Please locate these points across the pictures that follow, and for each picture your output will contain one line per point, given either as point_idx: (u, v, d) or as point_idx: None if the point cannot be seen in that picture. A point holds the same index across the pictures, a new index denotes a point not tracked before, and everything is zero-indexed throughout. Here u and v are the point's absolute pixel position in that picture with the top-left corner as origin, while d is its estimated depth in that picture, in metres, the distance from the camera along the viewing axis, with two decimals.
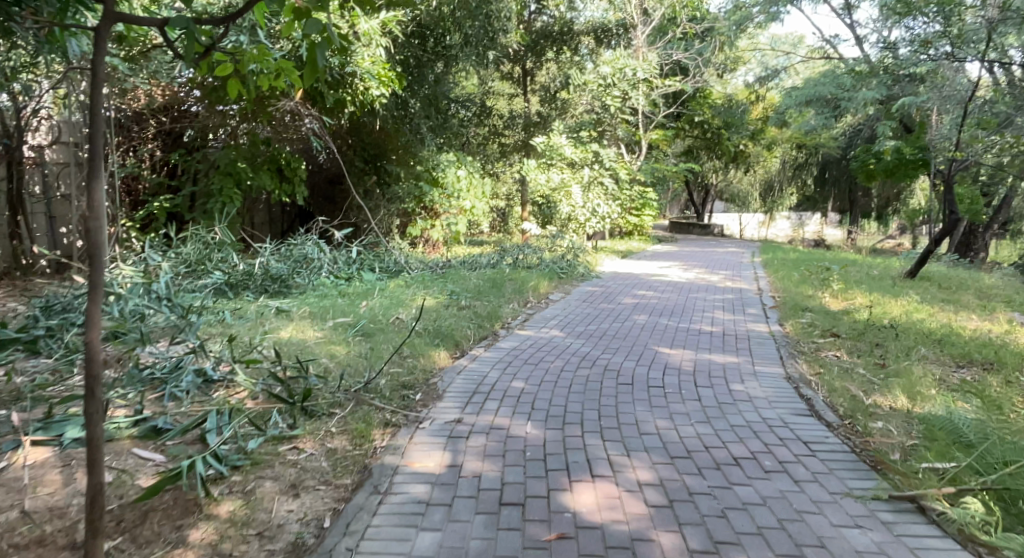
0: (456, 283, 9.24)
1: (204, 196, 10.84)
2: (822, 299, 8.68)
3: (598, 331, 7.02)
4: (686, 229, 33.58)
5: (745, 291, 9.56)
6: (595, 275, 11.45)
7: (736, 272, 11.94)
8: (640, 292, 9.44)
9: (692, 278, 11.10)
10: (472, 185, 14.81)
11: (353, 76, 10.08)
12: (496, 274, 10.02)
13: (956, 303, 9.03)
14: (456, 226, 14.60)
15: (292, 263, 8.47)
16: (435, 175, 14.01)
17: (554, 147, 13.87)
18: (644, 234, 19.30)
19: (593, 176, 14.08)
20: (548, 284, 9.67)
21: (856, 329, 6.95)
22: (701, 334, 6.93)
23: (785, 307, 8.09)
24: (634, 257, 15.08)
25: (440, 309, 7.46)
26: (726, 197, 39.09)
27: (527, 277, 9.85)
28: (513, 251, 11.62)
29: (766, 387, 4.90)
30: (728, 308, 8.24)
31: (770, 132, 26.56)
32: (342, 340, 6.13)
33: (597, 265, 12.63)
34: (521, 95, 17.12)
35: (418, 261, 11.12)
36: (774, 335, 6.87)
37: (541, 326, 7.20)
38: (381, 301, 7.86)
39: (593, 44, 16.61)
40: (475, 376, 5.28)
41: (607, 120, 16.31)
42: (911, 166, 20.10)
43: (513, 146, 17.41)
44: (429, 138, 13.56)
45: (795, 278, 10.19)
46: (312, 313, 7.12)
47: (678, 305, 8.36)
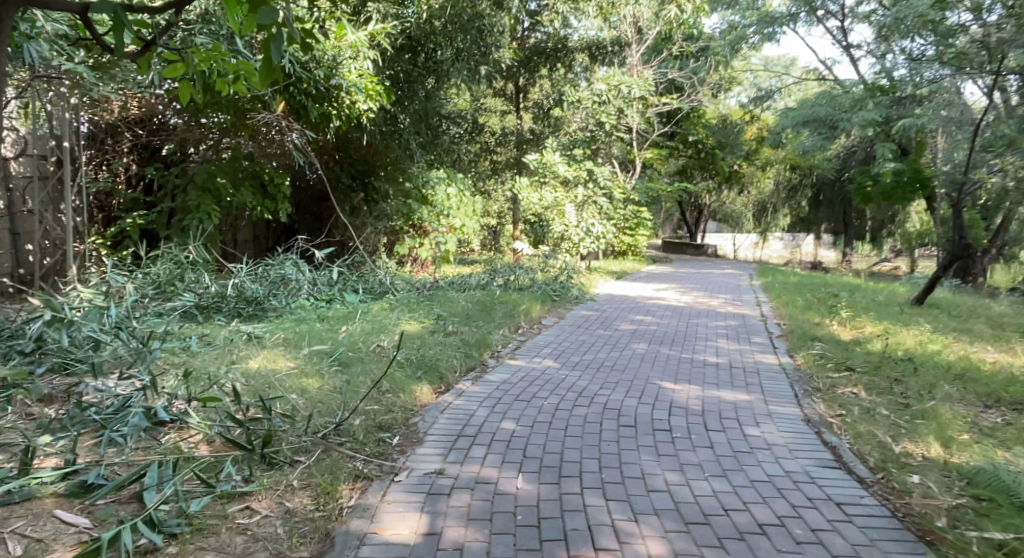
0: (443, 306, 8.74)
1: (182, 212, 10.27)
2: (830, 328, 8.24)
3: (594, 360, 6.51)
4: (679, 249, 33.22)
5: (747, 317, 9.13)
6: (590, 297, 10.97)
7: (736, 295, 11.48)
8: (638, 317, 8.98)
9: (690, 301, 10.66)
10: (462, 204, 14.25)
11: (338, 90, 9.54)
12: (486, 297, 9.53)
13: (969, 333, 8.59)
14: (445, 245, 14.23)
15: (269, 285, 7.95)
16: (425, 193, 13.49)
17: (547, 164, 13.58)
18: (638, 255, 18.85)
19: (587, 195, 13.65)
20: (541, 308, 9.18)
21: (873, 363, 6.48)
22: (706, 366, 6.43)
23: (793, 337, 7.63)
24: (629, 278, 14.61)
25: (425, 336, 6.95)
26: (718, 217, 38.82)
27: (519, 300, 9.36)
28: (505, 271, 11.12)
29: (784, 432, 4.42)
30: (731, 336, 7.77)
31: (764, 153, 26.31)
32: (317, 371, 5.61)
33: (592, 286, 12.17)
34: (513, 111, 16.95)
35: (405, 282, 10.61)
36: (785, 368, 6.39)
37: (532, 355, 6.69)
38: (362, 326, 7.34)
39: (587, 62, 16.00)
40: (460, 414, 4.76)
41: (602, 137, 15.04)
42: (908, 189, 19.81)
43: (505, 163, 17.23)
44: (418, 154, 13.16)
45: (799, 304, 9.75)
46: (287, 340, 6.60)
47: (678, 333, 7.89)
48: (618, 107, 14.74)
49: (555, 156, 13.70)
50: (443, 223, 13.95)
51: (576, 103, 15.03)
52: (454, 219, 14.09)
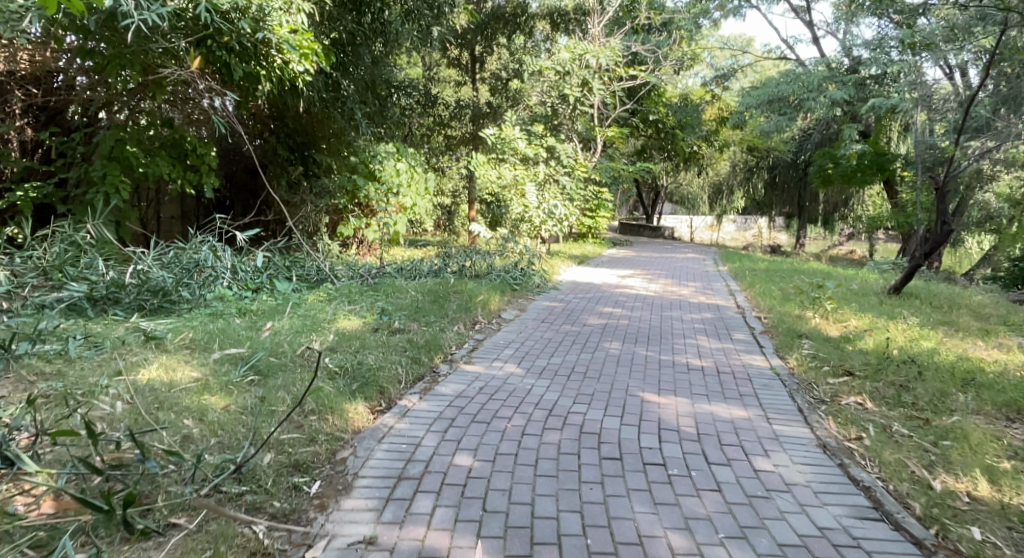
0: (388, 298, 7.71)
1: (84, 184, 8.97)
2: (815, 322, 7.54)
3: (562, 363, 5.61)
4: (635, 230, 32.74)
5: (723, 309, 8.38)
6: (552, 285, 10.09)
7: (707, 282, 10.76)
8: (607, 310, 8.13)
9: (659, 289, 9.92)
10: (413, 181, 13.21)
11: (264, 44, 8.35)
12: (437, 286, 8.52)
13: (957, 325, 7.98)
14: (394, 227, 12.93)
15: (180, 272, 6.77)
16: (372, 168, 12.44)
17: (506, 140, 12.49)
18: (599, 237, 18.08)
19: (547, 173, 12.76)
20: (497, 298, 8.23)
21: (873, 366, 5.74)
22: (689, 369, 5.60)
23: (780, 334, 6.86)
24: (591, 263, 13.76)
25: (365, 337, 5.93)
26: (675, 199, 38.44)
27: (474, 290, 8.37)
28: (458, 254, 10.19)
29: (802, 465, 3.62)
30: (711, 333, 6.94)
31: (724, 135, 25.79)
32: (226, 385, 4.54)
33: (554, 273, 11.25)
34: (469, 83, 15.83)
35: (346, 268, 9.50)
36: (778, 371, 5.59)
37: (491, 358, 5.74)
38: (291, 323, 6.26)
39: (548, 31, 15.15)
40: (402, 443, 3.81)
41: (565, 112, 14.04)
42: (869, 172, 19.51)
43: (460, 138, 16.06)
44: (364, 124, 11.96)
45: (776, 293, 9.05)
46: (195, 341, 5.49)
47: (653, 330, 7.04)
48: (584, 78, 13.67)
49: (515, 131, 12.61)
50: (394, 202, 12.93)
51: (537, 74, 14.00)
52: (406, 197, 13.09)
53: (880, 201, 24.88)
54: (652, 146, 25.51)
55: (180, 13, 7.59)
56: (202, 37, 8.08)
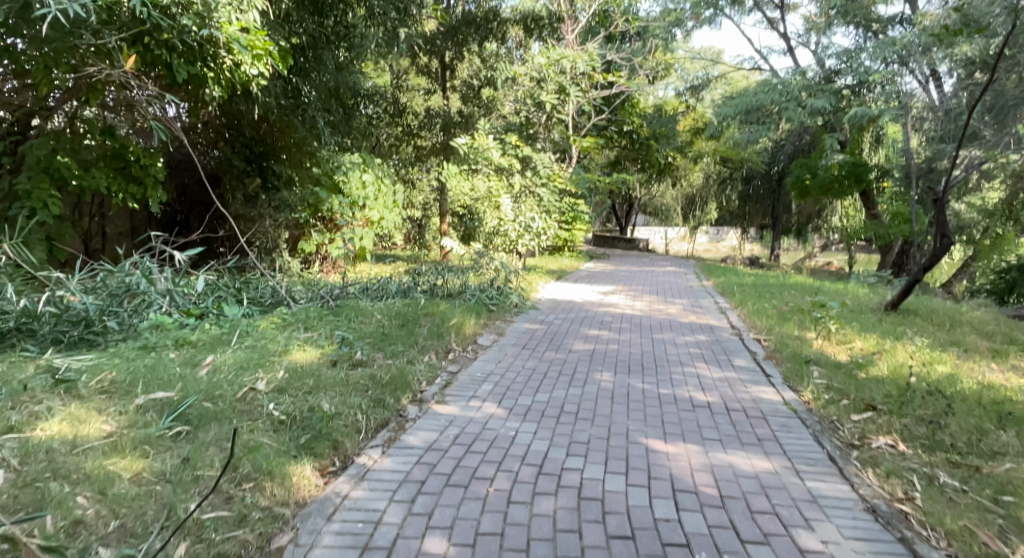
0: (350, 324, 6.90)
1: (9, 197, 8.03)
2: (818, 346, 6.92)
3: (549, 401, 4.86)
4: (610, 242, 32.25)
5: (717, 330, 7.75)
6: (531, 304, 9.37)
7: (693, 299, 10.17)
8: (593, 333, 7.42)
9: (644, 308, 9.27)
10: (380, 193, 12.45)
11: (209, 42, 7.56)
12: (406, 309, 7.72)
13: (964, 345, 7.47)
14: (360, 242, 12.33)
15: (107, 299, 5.87)
16: (336, 179, 11.63)
17: (480, 149, 11.74)
18: (575, 250, 17.47)
19: (523, 185, 12.09)
20: (472, 321, 7.47)
21: (896, 398, 5.12)
22: (694, 404, 4.91)
23: (786, 361, 6.22)
24: (569, 278, 13.12)
25: (321, 374, 5.12)
26: (648, 210, 38.15)
27: (447, 313, 7.60)
28: (430, 272, 9.44)
29: (854, 542, 2.96)
30: (710, 360, 6.26)
31: (699, 146, 25.39)
32: (142, 443, 3.70)
33: (533, 291, 10.50)
34: (438, 91, 15.16)
35: (306, 288, 8.67)
36: (792, 405, 4.93)
37: (466, 397, 4.97)
38: (235, 357, 5.42)
39: (521, 37, 14.41)
40: (358, 523, 3.05)
41: (540, 120, 13.40)
42: (847, 183, 19.22)
43: (430, 148, 15.43)
44: (327, 133, 11.17)
45: (770, 311, 8.46)
46: (117, 381, 4.61)
47: (646, 357, 6.33)
48: (560, 84, 12.98)
49: (489, 140, 11.91)
50: (360, 216, 12.23)
51: (510, 81, 13.38)
52: (373, 211, 12.36)
53: (854, 212, 24.76)
54: (626, 158, 25.00)
55: (112, 7, 6.76)
56: (138, 34, 7.27)
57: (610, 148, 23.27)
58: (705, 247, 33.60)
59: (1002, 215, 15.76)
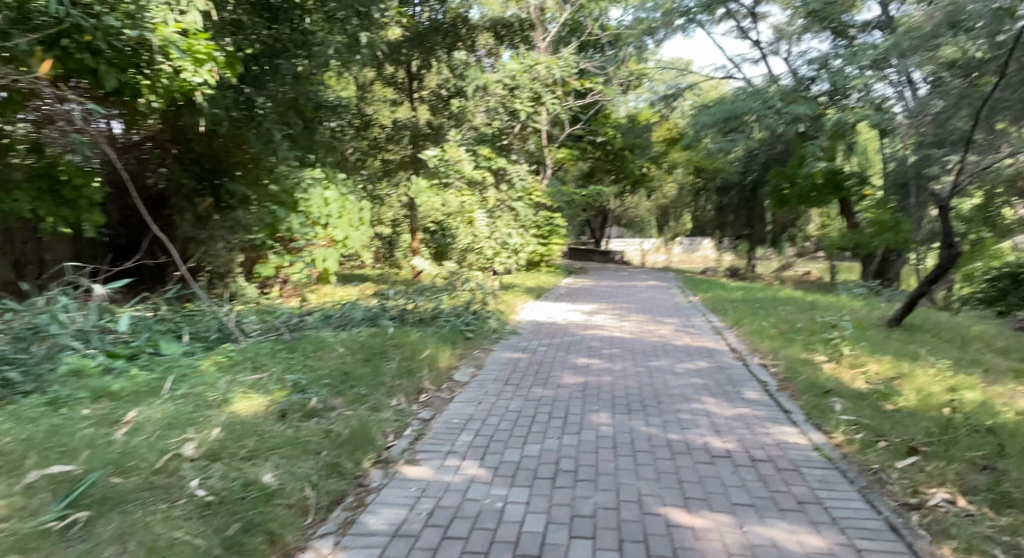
0: (307, 360, 6.04)
1: None
2: (830, 372, 6.26)
3: (542, 456, 4.09)
4: (587, 256, 31.82)
5: (717, 355, 7.04)
6: (511, 328, 8.57)
7: (685, 317, 9.49)
8: (582, 362, 6.65)
9: (634, 329, 8.53)
10: (346, 211, 11.40)
11: (142, 46, 6.73)
12: (371, 340, 6.86)
13: (984, 364, 6.87)
14: (326, 263, 11.26)
15: (9, 345, 4.93)
16: (296, 199, 10.65)
17: (451, 161, 11.10)
18: (552, 266, 16.75)
19: (498, 199, 11.40)
20: (446, 353, 6.64)
21: (938, 437, 4.45)
22: (712, 454, 4.17)
23: (803, 393, 5.49)
24: (549, 296, 12.36)
25: (266, 431, 4.25)
26: (623, 222, 37.70)
27: (418, 343, 6.74)
28: (399, 295, 8.60)
29: None
30: (717, 394, 5.52)
31: (673, 156, 24.90)
32: (18, 545, 2.82)
33: (513, 314, 9.57)
34: (406, 102, 14.40)
35: (260, 318, 7.77)
36: (825, 451, 4.21)
37: (442, 453, 4.16)
38: (164, 411, 4.53)
39: (491, 45, 13.74)
40: None
41: (514, 130, 12.68)
42: (827, 191, 18.85)
43: (399, 163, 14.62)
44: (285, 146, 10.31)
45: (769, 331, 7.79)
46: (4, 453, 3.69)
47: (645, 392, 5.57)
48: (535, 91, 12.20)
49: (461, 151, 11.25)
50: (323, 234, 11.08)
51: (482, 89, 12.67)
52: (337, 229, 11.21)
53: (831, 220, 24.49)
54: (600, 170, 24.39)
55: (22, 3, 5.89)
56: (54, 35, 6.41)
57: (584, 161, 22.63)
58: (681, 258, 33.19)
59: (983, 221, 15.45)
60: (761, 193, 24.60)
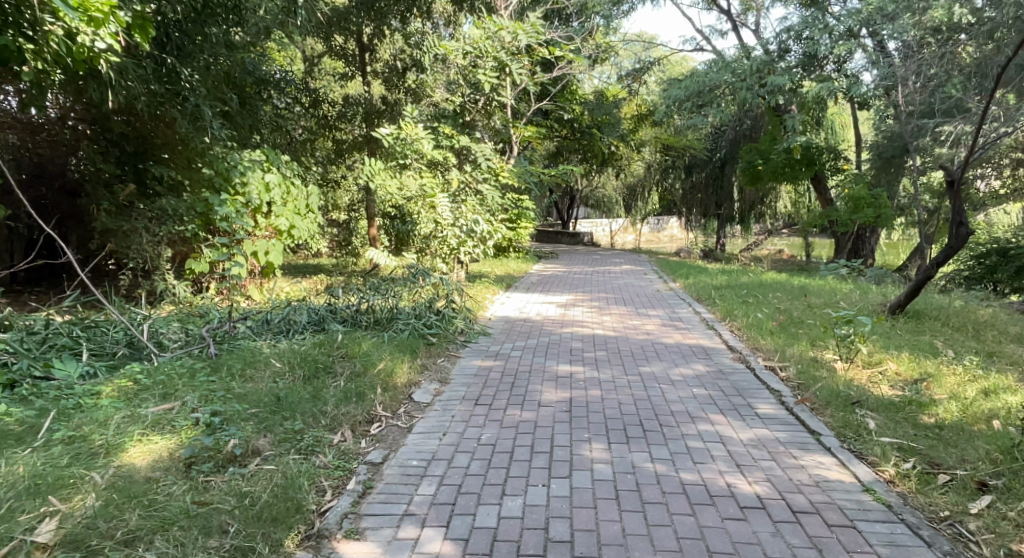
0: (233, 382, 4.95)
1: None
2: (848, 376, 5.40)
3: (526, 519, 3.18)
4: (555, 238, 30.94)
5: (715, 356, 6.16)
6: (480, 327, 7.56)
7: (671, 308, 8.63)
8: (563, 371, 5.71)
9: (617, 325, 7.63)
10: (290, 196, 10.20)
11: (19, 1, 5.62)
12: (316, 352, 5.78)
13: (1012, 357, 6.10)
14: (270, 256, 9.93)
15: None
16: (232, 185, 9.51)
17: (408, 140, 9.94)
18: (521, 251, 15.75)
19: (461, 180, 10.30)
20: (404, 366, 5.60)
21: (1008, 465, 3.58)
22: (740, 503, 3.28)
23: (827, 406, 4.60)
24: (520, 286, 11.38)
25: (160, 497, 3.22)
26: (591, 202, 36.84)
27: (371, 355, 5.69)
28: (351, 290, 7.52)
29: None
30: (728, 412, 4.62)
31: (641, 134, 23.97)
32: None
33: (482, 309, 8.56)
34: (357, 76, 13.14)
35: (186, 326, 6.63)
36: (879, 495, 3.36)
37: (395, 517, 3.22)
38: (27, 466, 3.46)
39: (450, 12, 12.57)
40: None
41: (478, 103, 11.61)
42: (802, 166, 18.22)
43: (352, 143, 13.41)
44: (216, 124, 9.10)
45: (768, 326, 6.92)
46: None
47: (643, 411, 4.64)
48: (499, 60, 11.12)
49: (418, 127, 10.09)
50: (264, 224, 9.96)
51: (440, 59, 11.52)
52: (280, 217, 10.06)
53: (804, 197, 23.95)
54: (567, 149, 23.35)
55: None
56: None
57: (550, 140, 21.55)
58: (649, 238, 32.51)
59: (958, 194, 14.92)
60: (730, 171, 23.71)
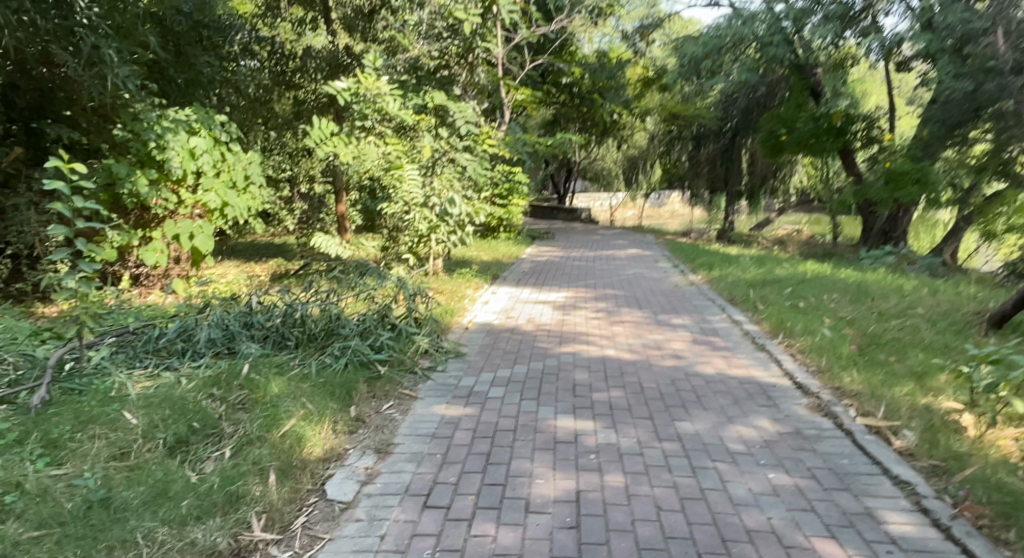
0: (33, 468, 3.05)
1: None
2: (994, 445, 3.52)
3: None
4: (551, 212, 28.92)
5: (784, 402, 4.28)
6: (454, 345, 5.65)
7: (701, 315, 6.72)
8: (564, 432, 3.83)
9: (635, 343, 5.72)
10: (226, 165, 8.19)
11: None
12: (196, 400, 3.89)
13: None
14: (195, 240, 7.82)
15: None
16: (148, 151, 7.53)
17: (368, 96, 7.91)
18: (512, 232, 13.77)
19: (437, 149, 8.24)
20: (324, 429, 3.69)
21: None
22: None
23: (1008, 529, 2.77)
24: (512, 278, 9.44)
25: None
26: (589, 176, 34.70)
27: (276, 409, 3.79)
28: (279, 291, 5.61)
29: None
30: (844, 537, 2.77)
31: (647, 101, 21.80)
32: None
33: (458, 316, 6.64)
34: (320, 22, 11.00)
35: (31, 345, 4.70)
36: None
37: None
38: None
39: None
40: None
41: (460, 51, 9.46)
42: (829, 137, 16.18)
43: (313, 103, 11.31)
44: (127, 71, 7.10)
45: (843, 351, 5.03)
46: None
47: (700, 532, 2.81)
48: None
49: (383, 80, 8.04)
50: (188, 200, 7.86)
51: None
52: (209, 192, 7.91)
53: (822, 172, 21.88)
54: (565, 117, 21.20)
55: None
56: None
57: (546, 105, 19.41)
58: (649, 213, 30.47)
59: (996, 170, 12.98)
60: (741, 142, 21.02)
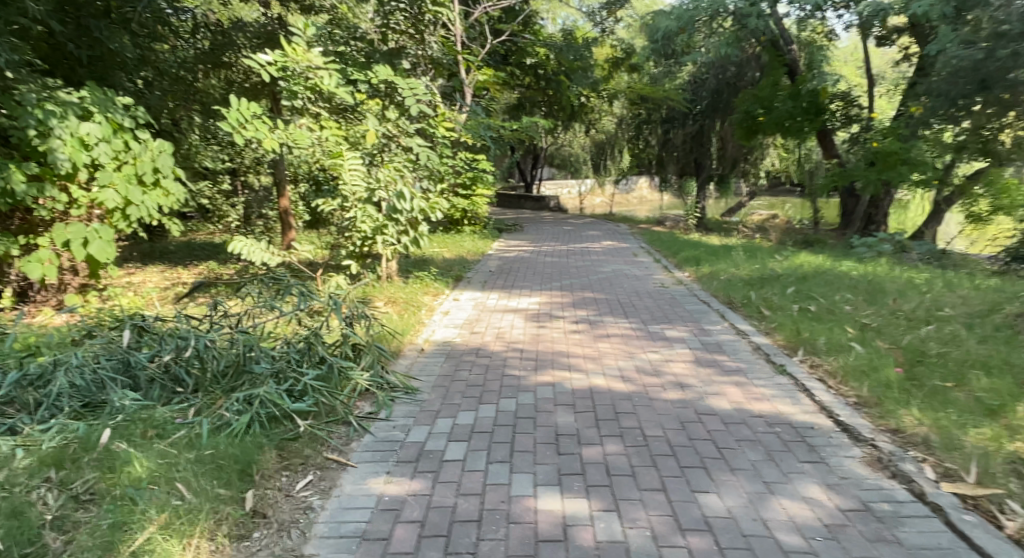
0: None
1: None
2: None
3: None
4: (518, 201, 27.81)
5: (836, 455, 3.24)
6: (402, 378, 4.49)
7: (700, 326, 5.66)
8: (549, 522, 2.74)
9: (627, 367, 4.64)
10: (134, 157, 6.80)
11: None
12: (13, 495, 2.67)
13: None
14: (95, 246, 6.47)
15: None
16: (28, 141, 6.14)
17: (298, 70, 6.59)
18: (477, 225, 12.64)
19: (384, 133, 6.99)
20: (197, 545, 2.54)
21: None
22: None
23: None
24: (476, 280, 8.30)
25: None
26: (556, 162, 33.61)
27: (131, 516, 2.60)
28: (175, 315, 4.35)
29: None
30: None
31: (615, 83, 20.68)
32: None
33: (410, 335, 5.47)
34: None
35: None
36: None
37: None
38: None
39: None
40: None
41: (408, 20, 8.16)
42: (809, 117, 15.29)
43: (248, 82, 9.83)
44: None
45: (889, 377, 4.03)
46: None
47: None
48: None
49: (316, 51, 6.72)
50: (83, 199, 6.53)
51: None
52: (107, 189, 6.54)
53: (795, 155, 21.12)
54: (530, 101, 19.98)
55: None
56: None
57: (509, 88, 18.17)
58: (618, 200, 29.57)
59: (981, 148, 12.31)
60: (712, 124, 20.06)
